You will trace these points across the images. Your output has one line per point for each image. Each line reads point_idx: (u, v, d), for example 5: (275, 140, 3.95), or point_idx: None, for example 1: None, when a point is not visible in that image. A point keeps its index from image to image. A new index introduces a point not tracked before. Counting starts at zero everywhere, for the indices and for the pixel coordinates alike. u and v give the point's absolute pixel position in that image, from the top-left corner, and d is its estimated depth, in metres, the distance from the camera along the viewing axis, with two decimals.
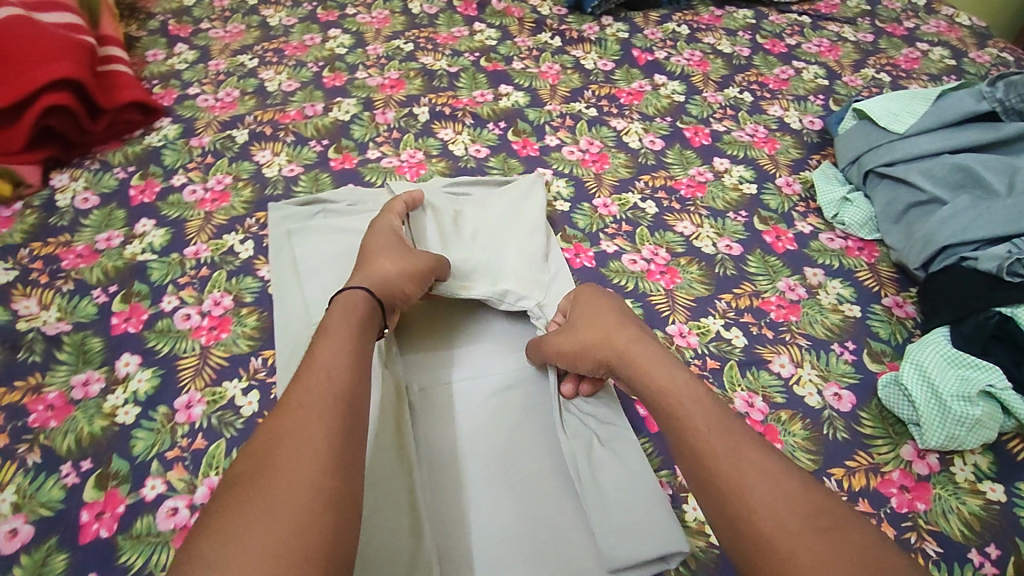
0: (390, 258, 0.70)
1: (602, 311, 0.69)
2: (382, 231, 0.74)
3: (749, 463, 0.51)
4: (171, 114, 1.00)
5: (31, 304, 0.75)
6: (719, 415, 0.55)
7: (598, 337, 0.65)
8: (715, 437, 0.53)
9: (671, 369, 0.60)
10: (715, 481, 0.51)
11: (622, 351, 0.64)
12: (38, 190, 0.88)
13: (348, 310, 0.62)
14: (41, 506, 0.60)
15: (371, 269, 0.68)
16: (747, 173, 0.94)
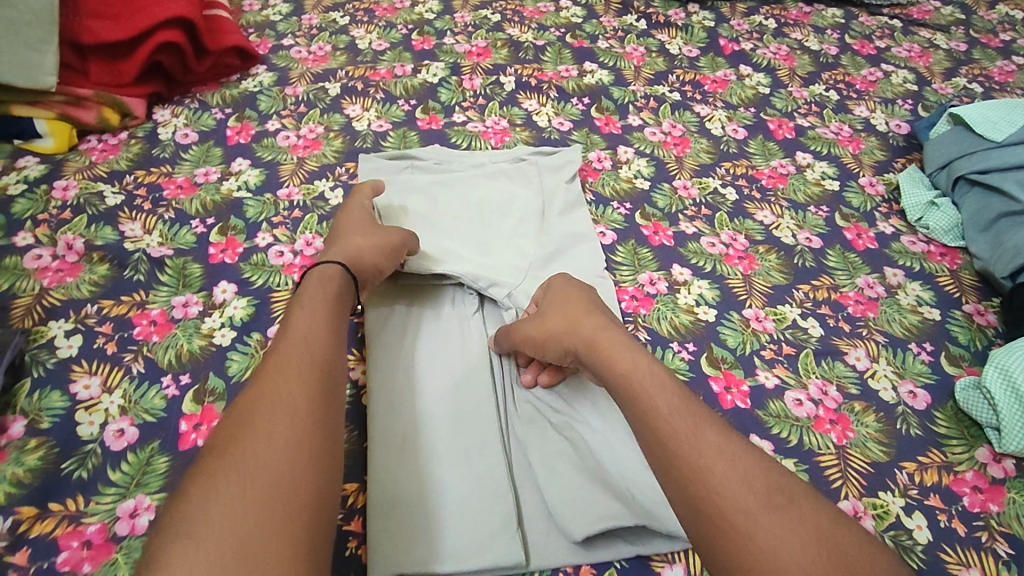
0: (362, 233, 0.69)
1: (572, 299, 0.65)
2: (346, 215, 0.74)
3: (710, 448, 0.48)
4: (266, 63, 1.03)
5: (135, 227, 0.78)
6: (682, 400, 0.52)
7: (564, 324, 0.62)
8: (676, 422, 0.50)
9: (638, 353, 0.57)
10: (676, 467, 0.48)
11: (587, 339, 0.60)
12: (142, 123, 0.91)
13: (320, 280, 0.62)
14: (145, 412, 0.63)
15: (343, 243, 0.67)
16: (830, 169, 0.94)
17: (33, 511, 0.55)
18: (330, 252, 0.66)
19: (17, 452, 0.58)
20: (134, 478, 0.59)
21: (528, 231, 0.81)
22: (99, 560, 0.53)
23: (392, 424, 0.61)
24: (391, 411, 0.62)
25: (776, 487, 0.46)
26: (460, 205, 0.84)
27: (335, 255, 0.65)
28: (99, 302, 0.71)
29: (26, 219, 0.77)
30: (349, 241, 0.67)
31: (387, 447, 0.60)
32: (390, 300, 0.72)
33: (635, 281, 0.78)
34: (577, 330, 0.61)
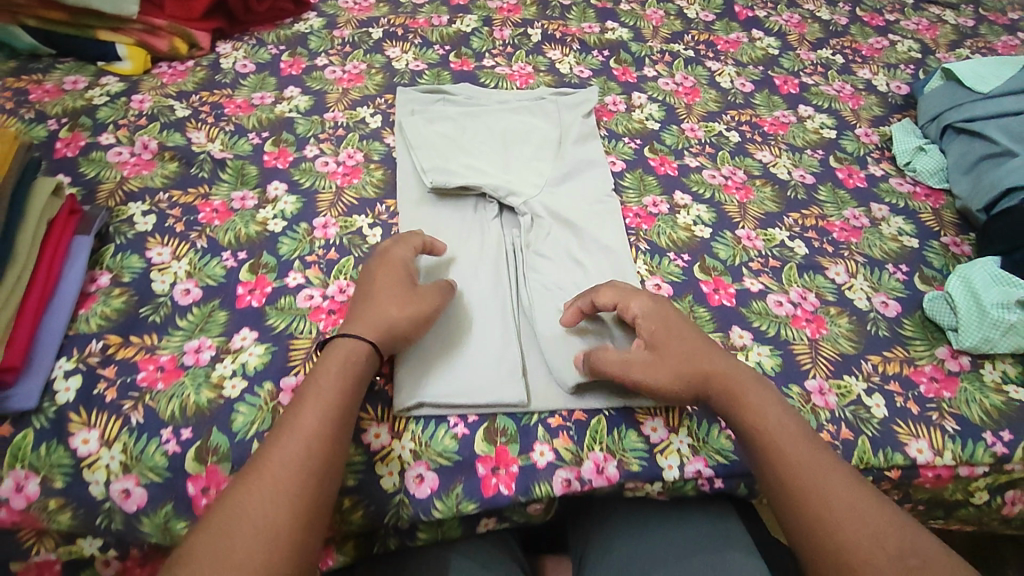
0: (393, 296, 0.64)
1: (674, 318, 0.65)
2: (384, 260, 0.68)
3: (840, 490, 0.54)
4: (316, 9, 1.13)
5: (200, 136, 0.89)
6: (800, 443, 0.57)
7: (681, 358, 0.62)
8: (806, 466, 0.55)
9: (772, 410, 0.59)
10: (808, 517, 0.53)
11: (721, 391, 0.60)
12: (207, 54, 1.02)
13: (342, 358, 0.59)
14: (207, 277, 0.73)
15: (374, 311, 0.63)
16: (829, 120, 1.01)
17: (118, 340, 0.66)
18: (357, 318, 0.63)
19: (104, 297, 0.69)
20: (198, 325, 0.69)
21: (547, 154, 0.89)
22: (171, 381, 0.64)
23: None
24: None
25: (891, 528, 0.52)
26: (485, 129, 0.92)
27: (361, 327, 0.62)
28: (170, 191, 0.81)
29: (109, 123, 0.88)
30: (376, 309, 0.63)
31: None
32: (416, 203, 0.82)
33: (641, 202, 0.87)
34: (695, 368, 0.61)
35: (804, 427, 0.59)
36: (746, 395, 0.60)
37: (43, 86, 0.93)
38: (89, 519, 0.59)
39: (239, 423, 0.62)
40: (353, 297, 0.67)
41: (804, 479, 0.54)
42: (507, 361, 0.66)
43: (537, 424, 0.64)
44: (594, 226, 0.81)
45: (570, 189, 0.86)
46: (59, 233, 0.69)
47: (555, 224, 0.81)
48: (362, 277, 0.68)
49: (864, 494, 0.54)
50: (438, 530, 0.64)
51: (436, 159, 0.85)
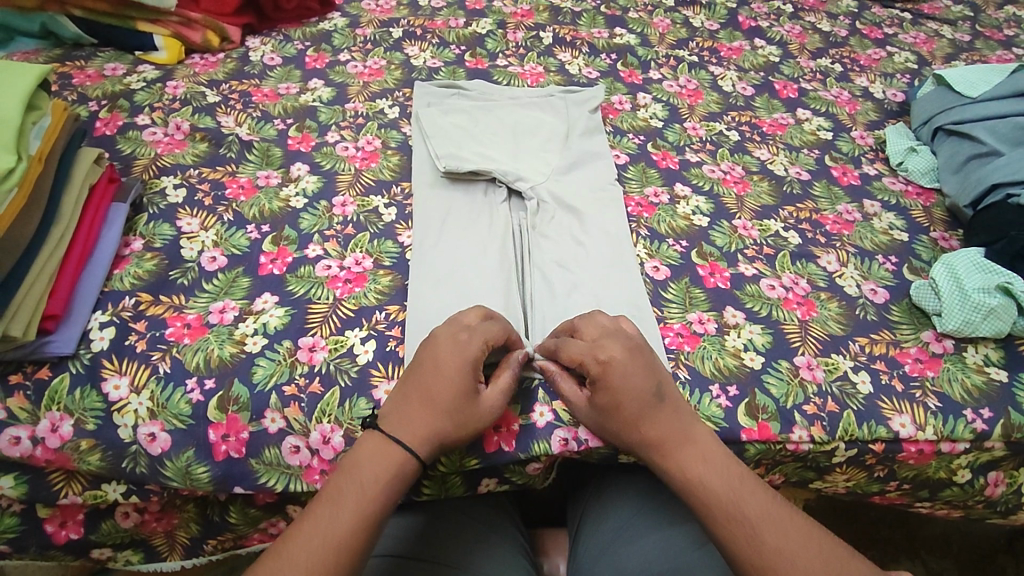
0: (452, 406, 0.60)
1: (622, 378, 0.61)
2: (456, 351, 0.62)
3: (777, 540, 0.54)
4: (340, 9, 1.20)
5: (229, 120, 0.95)
6: (734, 499, 0.57)
7: (623, 423, 0.61)
8: (741, 528, 0.56)
9: (695, 456, 0.60)
10: (741, 557, 0.55)
11: (650, 441, 0.61)
12: (237, 47, 1.09)
13: (391, 470, 0.58)
14: (232, 246, 0.78)
15: (430, 419, 0.59)
16: (826, 123, 1.05)
17: (149, 298, 0.71)
18: (411, 422, 0.59)
19: (137, 260, 0.74)
20: (223, 289, 0.73)
21: (555, 144, 0.94)
22: (197, 337, 0.68)
23: (431, 269, 0.77)
24: (432, 259, 0.78)
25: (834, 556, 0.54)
26: (497, 121, 0.97)
27: (413, 435, 0.59)
28: (200, 168, 0.87)
29: (145, 106, 0.94)
30: (433, 419, 0.59)
31: (425, 284, 0.75)
32: (431, 185, 0.88)
33: (642, 193, 0.91)
34: (636, 437, 0.61)
35: (728, 464, 0.60)
36: (680, 461, 0.60)
37: (85, 71, 0.99)
38: (116, 461, 0.63)
39: (259, 375, 0.66)
40: (417, 373, 0.62)
41: (744, 552, 0.55)
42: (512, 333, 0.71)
43: (537, 386, 0.68)
44: (597, 211, 0.86)
45: (577, 178, 0.91)
46: (99, 199, 0.75)
47: (560, 209, 0.86)
48: (426, 362, 0.62)
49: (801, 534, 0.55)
50: (442, 486, 0.67)
51: (451, 145, 0.90)
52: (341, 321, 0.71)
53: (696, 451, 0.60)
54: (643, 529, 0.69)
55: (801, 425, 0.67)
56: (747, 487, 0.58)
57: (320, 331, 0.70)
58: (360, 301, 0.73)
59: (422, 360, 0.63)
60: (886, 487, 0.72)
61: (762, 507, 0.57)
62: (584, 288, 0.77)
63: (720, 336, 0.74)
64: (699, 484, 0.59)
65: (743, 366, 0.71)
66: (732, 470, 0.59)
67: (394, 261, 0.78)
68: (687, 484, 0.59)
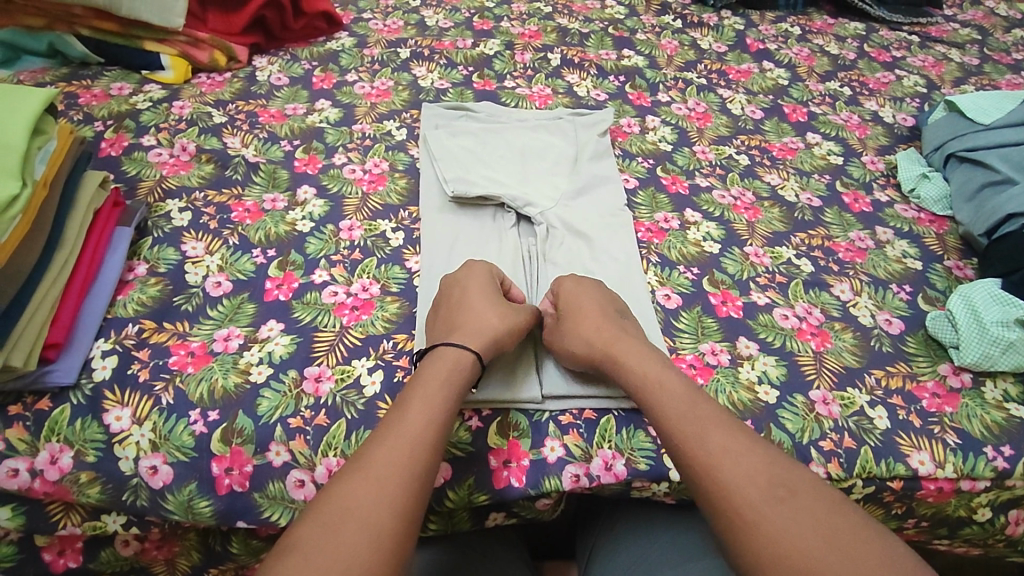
0: (492, 311, 0.67)
1: (594, 306, 0.69)
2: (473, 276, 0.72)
3: (721, 438, 0.55)
4: (348, 29, 1.20)
5: (235, 141, 0.94)
6: (697, 427, 0.57)
7: (591, 340, 0.66)
8: (687, 426, 0.57)
9: (649, 366, 0.63)
10: (689, 450, 0.56)
11: (612, 356, 0.65)
12: (244, 67, 1.08)
13: (449, 372, 0.61)
14: (237, 271, 0.77)
15: (474, 324, 0.66)
16: (836, 148, 1.05)
17: (152, 325, 0.70)
18: (458, 334, 0.65)
19: (141, 285, 0.73)
20: (227, 316, 0.72)
21: (564, 170, 0.93)
22: (200, 365, 0.67)
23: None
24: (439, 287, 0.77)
25: (800, 490, 0.52)
26: (505, 144, 0.96)
27: (463, 338, 0.64)
28: (206, 190, 0.86)
29: (151, 126, 0.94)
30: (478, 322, 0.66)
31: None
32: (438, 210, 0.86)
33: (652, 218, 0.90)
34: (607, 350, 0.65)
35: (685, 382, 0.62)
36: (638, 370, 0.63)
37: (92, 91, 0.99)
38: (116, 494, 0.61)
39: (264, 407, 0.64)
40: (445, 305, 0.69)
41: (688, 448, 0.56)
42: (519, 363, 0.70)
43: (548, 420, 0.66)
44: (606, 238, 0.85)
45: (585, 204, 0.90)
46: (104, 223, 0.74)
47: (569, 236, 0.84)
48: (450, 303, 0.69)
49: (747, 440, 0.55)
50: (449, 522, 0.65)
51: (459, 170, 0.90)
52: (348, 350, 0.70)
53: (662, 373, 0.62)
54: (656, 566, 0.67)
55: (817, 461, 0.66)
56: (715, 415, 0.58)
57: (326, 360, 0.68)
58: (367, 329, 0.72)
59: (444, 308, 0.70)
60: (904, 525, 0.70)
61: (724, 437, 0.55)
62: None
63: (733, 368, 0.72)
64: (662, 405, 0.60)
65: (757, 400, 0.70)
66: (701, 402, 0.59)
67: (401, 287, 0.77)
68: (649, 404, 0.60)
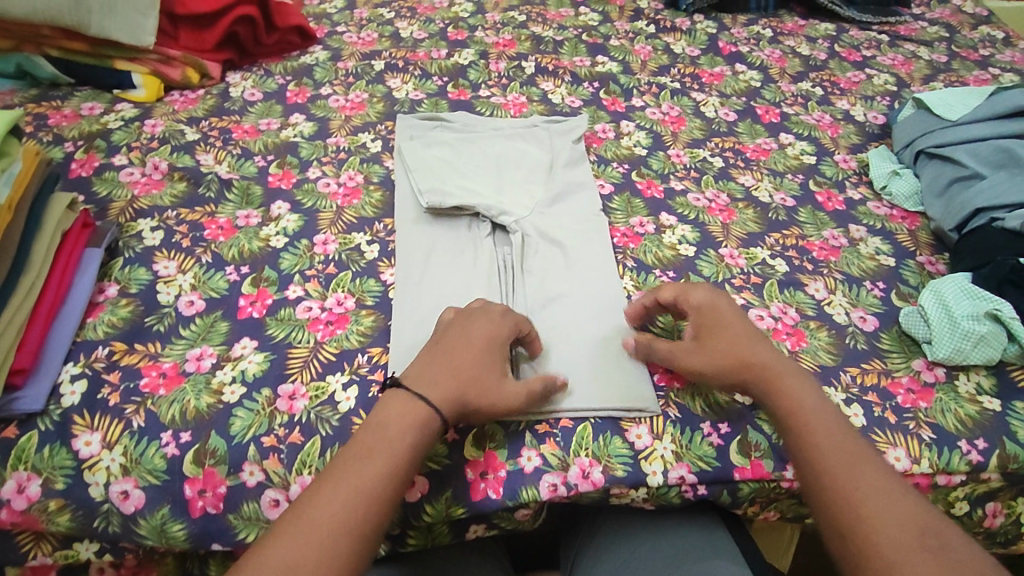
0: (485, 376, 0.62)
1: (736, 326, 0.68)
2: (488, 329, 0.65)
3: (869, 474, 0.58)
4: (322, 43, 1.19)
5: (208, 158, 0.94)
6: (845, 467, 0.58)
7: (741, 362, 0.65)
8: (840, 455, 0.59)
9: (806, 392, 0.64)
10: (842, 484, 0.58)
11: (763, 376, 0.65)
12: (217, 83, 1.08)
13: (394, 446, 0.57)
14: (211, 290, 0.76)
15: (463, 384, 0.61)
16: (809, 148, 1.06)
17: (123, 347, 0.69)
18: (444, 381, 0.61)
19: (111, 306, 0.73)
20: (201, 335, 0.71)
21: (539, 178, 0.94)
22: (172, 387, 0.66)
23: (414, 309, 0.75)
24: (414, 299, 0.77)
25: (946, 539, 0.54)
26: (480, 155, 0.97)
27: (442, 387, 0.60)
28: (178, 209, 0.85)
29: (122, 146, 0.93)
30: (462, 382, 0.61)
31: (408, 324, 0.74)
32: (414, 221, 0.86)
33: (628, 223, 0.90)
34: (752, 370, 0.65)
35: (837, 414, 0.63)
36: (790, 393, 0.64)
37: (62, 111, 0.98)
38: (87, 521, 0.61)
39: (237, 427, 0.64)
40: (448, 341, 0.65)
41: (835, 479, 0.58)
42: None
43: (524, 430, 0.66)
44: (581, 244, 0.85)
45: (560, 210, 0.90)
46: (72, 245, 0.73)
47: (544, 243, 0.85)
48: (467, 332, 0.65)
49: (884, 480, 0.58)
50: (427, 536, 0.64)
51: (434, 181, 0.90)
52: (322, 366, 0.69)
53: (816, 403, 0.63)
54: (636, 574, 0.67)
55: None
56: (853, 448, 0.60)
57: (299, 377, 0.68)
58: (342, 344, 0.72)
59: (459, 331, 0.65)
60: None
61: (872, 474, 0.58)
62: (569, 325, 0.76)
63: None
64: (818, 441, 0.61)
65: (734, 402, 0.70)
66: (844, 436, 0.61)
67: (377, 301, 0.77)
68: (800, 438, 0.62)
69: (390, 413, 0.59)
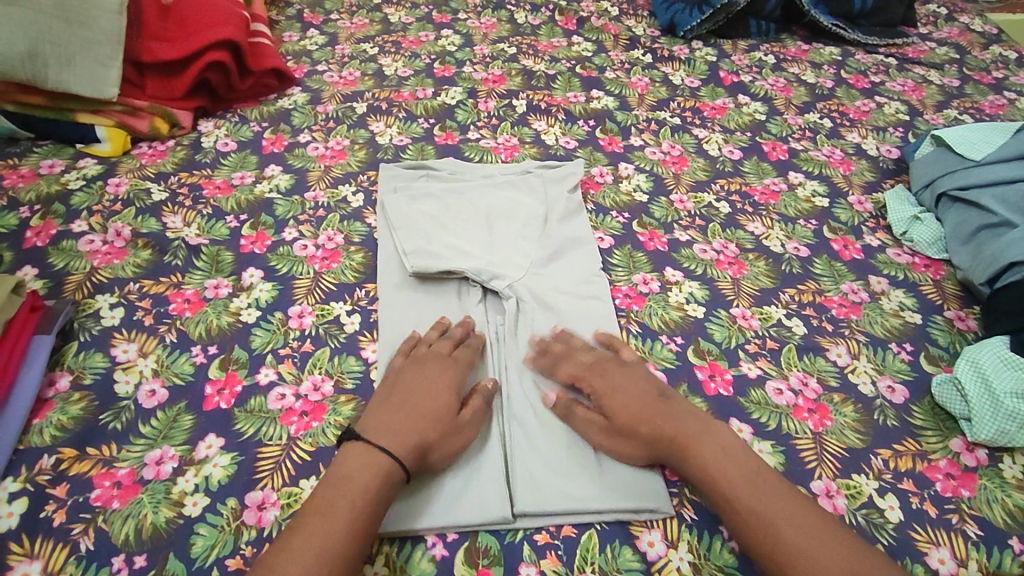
0: (434, 414, 0.62)
1: (635, 394, 0.64)
2: (433, 370, 0.66)
3: (791, 531, 0.54)
4: (301, 84, 1.13)
5: (176, 220, 0.87)
6: (762, 518, 0.55)
7: (649, 437, 0.61)
8: (754, 518, 0.56)
9: (707, 454, 0.60)
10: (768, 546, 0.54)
11: (670, 445, 0.61)
12: (188, 133, 1.01)
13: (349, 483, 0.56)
14: (175, 376, 0.69)
15: (415, 427, 0.60)
16: (821, 188, 0.99)
17: (72, 453, 0.62)
18: (407, 431, 0.60)
19: (61, 403, 0.66)
20: (162, 432, 0.64)
21: (533, 232, 0.87)
22: (127, 499, 0.59)
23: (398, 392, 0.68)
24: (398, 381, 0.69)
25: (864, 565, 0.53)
26: (470, 206, 0.90)
27: (400, 432, 0.60)
28: (141, 281, 0.78)
29: (83, 210, 0.86)
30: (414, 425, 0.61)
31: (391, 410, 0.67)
32: (399, 287, 0.80)
33: (630, 280, 0.84)
34: (663, 438, 0.61)
35: (746, 466, 0.59)
36: (698, 457, 0.60)
37: (19, 171, 0.91)
38: None
39: (198, 548, 0.57)
40: (399, 388, 0.64)
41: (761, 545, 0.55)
42: (485, 478, 0.62)
43: (522, 541, 0.59)
44: (579, 311, 0.78)
45: (556, 269, 0.83)
46: (19, 332, 0.66)
47: (540, 309, 0.77)
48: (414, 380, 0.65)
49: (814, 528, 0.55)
50: None
51: (420, 241, 0.83)
52: (295, 468, 0.62)
53: (724, 465, 0.59)
54: None
55: None
56: (767, 505, 0.56)
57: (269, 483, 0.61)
58: (318, 440, 0.65)
59: (410, 375, 0.65)
60: None
61: (792, 531, 0.54)
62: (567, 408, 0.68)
63: None
64: (735, 500, 0.57)
65: None
66: (765, 477, 0.58)
67: (357, 384, 0.70)
68: (720, 504, 0.58)
69: (340, 479, 0.56)
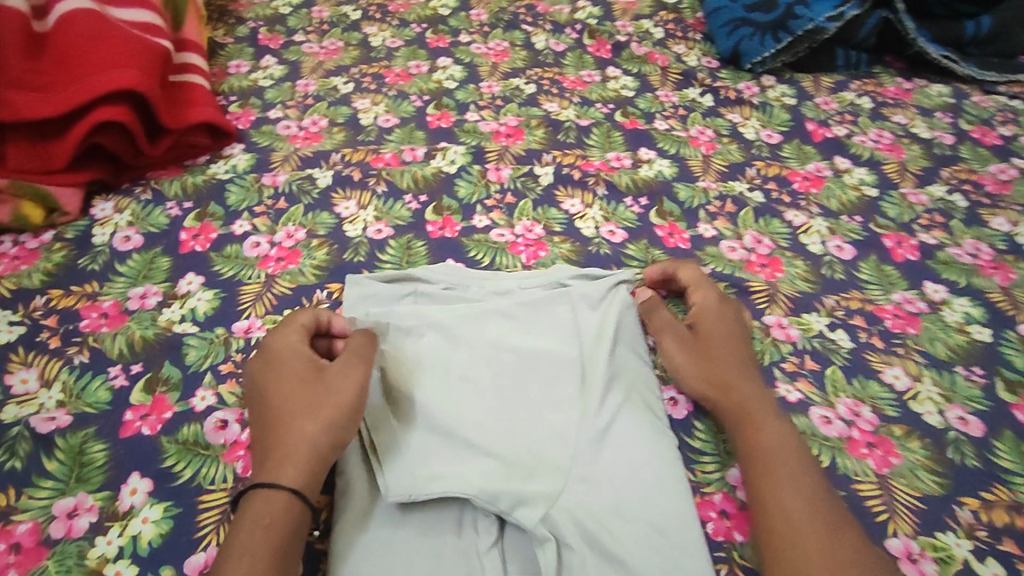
0: (308, 399, 0.51)
1: (727, 330, 0.62)
2: (284, 362, 0.55)
3: (815, 520, 0.48)
4: (245, 140, 0.83)
5: (29, 377, 0.58)
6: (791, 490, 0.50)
7: (718, 370, 0.59)
8: (777, 493, 0.51)
9: (780, 427, 0.55)
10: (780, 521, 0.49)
11: (736, 388, 0.58)
12: (75, 220, 0.71)
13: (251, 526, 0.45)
14: None
15: (279, 426, 0.50)
16: (975, 310, 0.71)
17: None
18: (275, 445, 0.50)
19: None
20: None
21: (565, 396, 0.57)
22: None
23: None
24: None
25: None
26: (469, 348, 0.59)
27: (279, 444, 0.49)
28: None
29: None
30: (290, 418, 0.50)
31: None
32: (367, 519, 0.50)
33: (724, 482, 0.57)
34: (730, 382, 0.58)
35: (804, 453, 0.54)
36: (752, 419, 0.56)
37: None
38: None
39: None
40: (255, 405, 0.53)
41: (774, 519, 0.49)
42: None
43: None
44: (656, 561, 0.48)
45: (610, 465, 0.53)
46: None
47: (595, 563, 0.48)
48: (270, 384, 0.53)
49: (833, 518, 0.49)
50: None
51: (400, 431, 0.54)
52: None
53: (783, 438, 0.54)
54: None
55: None
56: (800, 479, 0.51)
57: None
58: None
59: (264, 382, 0.54)
60: None
61: (813, 513, 0.49)
62: None
63: None
64: (772, 472, 0.52)
65: None
66: (819, 491, 0.51)
67: None
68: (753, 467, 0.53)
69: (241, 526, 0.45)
